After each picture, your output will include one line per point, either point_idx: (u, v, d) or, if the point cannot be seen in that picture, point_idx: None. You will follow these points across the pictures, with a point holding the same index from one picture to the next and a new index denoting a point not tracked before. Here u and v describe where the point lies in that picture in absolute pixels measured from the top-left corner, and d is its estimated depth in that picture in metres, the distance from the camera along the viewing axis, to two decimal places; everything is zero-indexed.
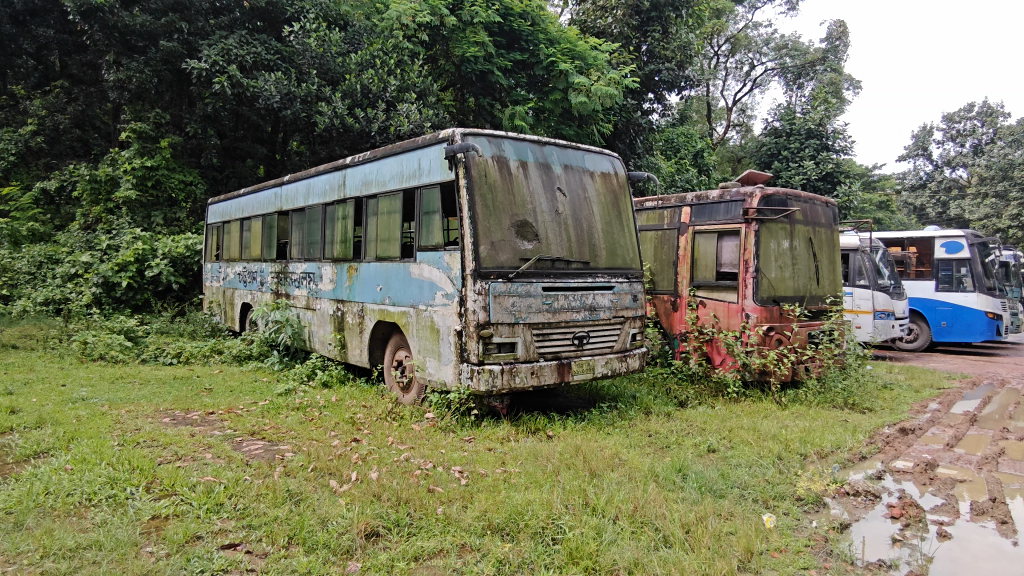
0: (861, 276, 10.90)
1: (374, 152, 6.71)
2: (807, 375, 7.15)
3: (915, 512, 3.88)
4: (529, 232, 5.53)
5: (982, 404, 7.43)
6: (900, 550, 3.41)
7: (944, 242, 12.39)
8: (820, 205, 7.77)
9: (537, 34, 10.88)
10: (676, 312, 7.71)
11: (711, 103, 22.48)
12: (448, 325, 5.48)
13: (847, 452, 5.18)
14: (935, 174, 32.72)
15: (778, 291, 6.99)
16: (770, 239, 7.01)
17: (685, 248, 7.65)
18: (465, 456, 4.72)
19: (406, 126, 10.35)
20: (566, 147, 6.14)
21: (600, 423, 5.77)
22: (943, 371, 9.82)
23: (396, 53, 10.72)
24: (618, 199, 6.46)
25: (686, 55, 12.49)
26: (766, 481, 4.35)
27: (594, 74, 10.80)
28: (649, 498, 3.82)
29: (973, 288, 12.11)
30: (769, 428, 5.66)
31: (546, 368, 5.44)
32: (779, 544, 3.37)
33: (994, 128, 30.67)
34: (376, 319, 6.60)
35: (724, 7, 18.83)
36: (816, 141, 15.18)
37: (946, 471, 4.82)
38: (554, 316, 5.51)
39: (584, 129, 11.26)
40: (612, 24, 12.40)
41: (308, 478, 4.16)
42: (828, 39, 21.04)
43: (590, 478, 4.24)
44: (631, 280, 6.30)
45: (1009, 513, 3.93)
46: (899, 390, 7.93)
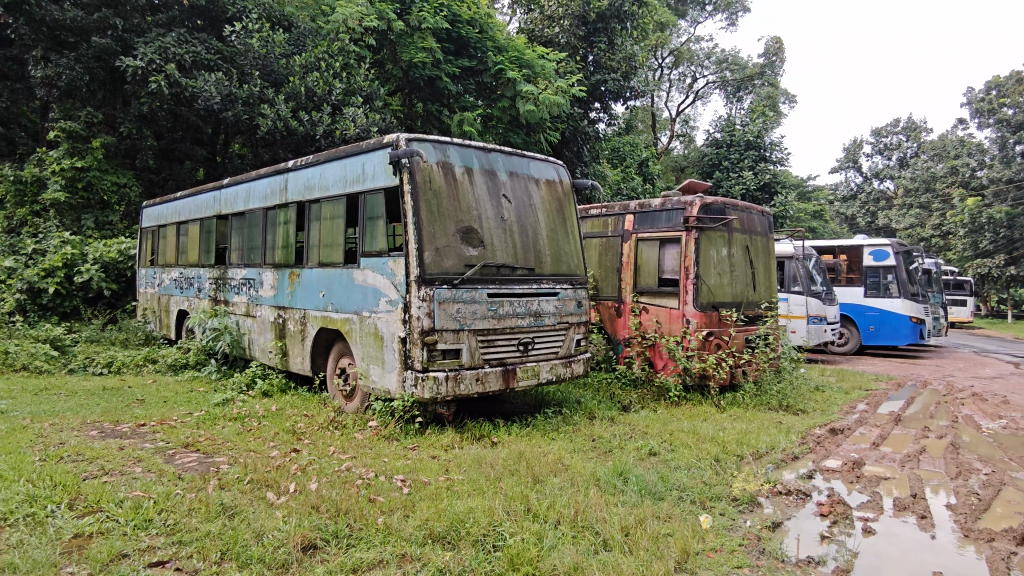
0: (796, 283, 11.29)
1: (316, 156, 6.59)
2: (744, 378, 7.38)
3: (842, 510, 4.04)
4: (474, 238, 5.52)
5: (905, 405, 7.83)
6: (828, 546, 3.54)
7: (872, 250, 12.97)
8: (757, 214, 8.04)
9: (485, 41, 10.93)
10: (620, 318, 7.81)
11: (656, 113, 23.00)
12: (391, 331, 5.40)
13: (781, 452, 5.37)
14: (865, 186, 34.52)
15: (717, 297, 7.19)
16: (710, 246, 7.20)
17: (628, 255, 7.77)
18: (408, 464, 4.67)
19: (352, 130, 10.16)
20: (511, 153, 6.16)
21: (545, 428, 5.81)
22: (870, 373, 10.30)
23: (342, 57, 10.59)
24: (564, 206, 6.54)
25: (630, 66, 12.78)
26: (703, 482, 4.46)
27: (542, 82, 10.90)
28: (590, 502, 3.85)
29: (898, 294, 12.74)
30: (708, 430, 5.82)
31: (492, 374, 5.44)
32: (714, 544, 3.45)
33: (918, 142, 32.56)
34: (318, 326, 6.46)
35: (668, 22, 19.31)
36: (755, 152, 15.74)
37: (872, 469, 5.04)
38: (498, 322, 5.52)
39: (532, 137, 11.32)
40: (559, 34, 12.47)
41: (244, 490, 4.03)
42: (766, 54, 21.87)
43: (533, 484, 4.25)
44: (576, 286, 6.37)
45: (928, 508, 4.15)
46: (830, 391, 8.28)
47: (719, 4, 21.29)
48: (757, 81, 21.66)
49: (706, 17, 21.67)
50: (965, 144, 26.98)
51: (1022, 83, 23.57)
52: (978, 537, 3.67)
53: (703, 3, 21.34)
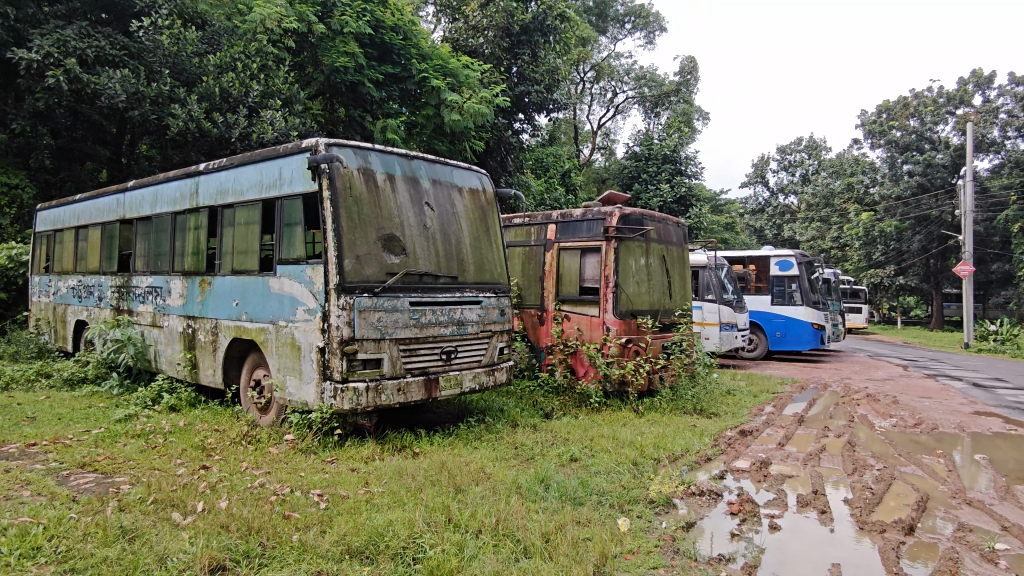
0: (709, 291, 11.78)
1: (230, 159, 6.34)
2: (661, 383, 7.62)
3: (750, 508, 4.23)
4: (396, 246, 5.45)
5: (808, 406, 8.30)
6: (738, 543, 3.70)
7: (778, 260, 13.75)
8: (672, 225, 8.35)
9: (409, 49, 10.80)
10: (542, 326, 7.88)
11: (578, 126, 23.49)
12: (309, 341, 5.24)
13: (695, 454, 5.57)
14: (771, 200, 36.64)
15: (635, 305, 7.42)
16: (629, 256, 7.43)
17: (551, 264, 7.87)
18: (326, 478, 4.52)
19: (270, 134, 9.82)
20: (434, 161, 6.12)
21: (468, 437, 5.78)
22: (777, 377, 10.88)
23: (259, 57, 10.21)
24: (487, 215, 6.56)
25: (553, 79, 13.00)
26: (622, 486, 4.56)
27: (466, 91, 10.91)
28: (511, 510, 3.86)
29: (801, 301, 13.53)
30: (626, 435, 5.96)
31: (414, 384, 5.36)
32: (632, 546, 3.54)
33: (818, 160, 34.87)
34: (231, 336, 6.19)
35: (589, 37, 19.79)
36: (671, 166, 16.35)
37: (779, 468, 5.31)
38: (421, 331, 5.46)
39: (456, 145, 11.30)
40: (484, 44, 12.48)
41: (146, 512, 3.79)
42: (681, 72, 22.79)
43: (454, 493, 4.22)
44: (499, 295, 6.40)
45: (827, 503, 4.41)
46: (740, 395, 8.68)
47: (637, 23, 22.04)
48: (673, 98, 22.57)
49: (625, 35, 22.40)
50: (859, 163, 29.07)
51: (909, 108, 25.57)
52: (872, 529, 3.92)
53: (623, 21, 22.04)
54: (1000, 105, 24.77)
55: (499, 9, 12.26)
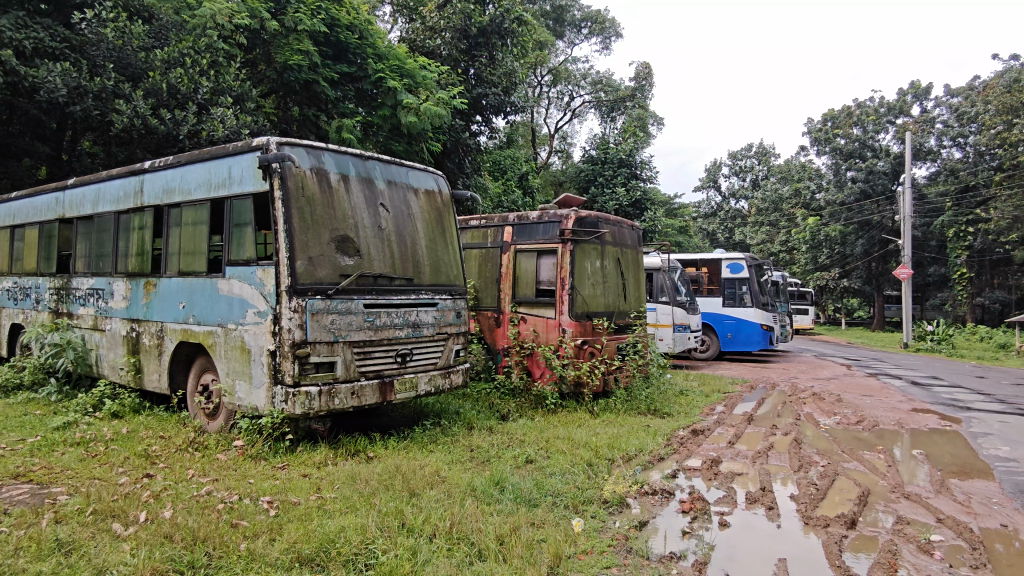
0: (663, 293, 11.98)
1: (177, 157, 6.14)
2: (616, 384, 7.71)
3: (701, 506, 4.31)
4: (350, 247, 5.37)
5: (757, 405, 8.52)
6: (688, 541, 3.76)
7: (729, 263, 14.08)
8: (626, 228, 8.46)
9: (364, 48, 10.69)
10: (499, 328, 7.86)
11: (536, 129, 23.61)
12: (260, 344, 5.11)
13: (648, 454, 5.65)
14: (723, 205, 37.59)
15: (590, 307, 7.49)
16: (584, 258, 7.50)
17: (507, 266, 7.86)
18: (276, 484, 4.42)
19: (221, 132, 9.51)
20: (389, 162, 6.05)
21: (423, 441, 5.73)
22: (728, 377, 11.14)
23: (209, 53, 9.85)
24: (443, 216, 6.53)
25: (510, 82, 13.04)
26: (576, 486, 4.59)
27: (423, 92, 10.85)
28: (466, 514, 3.84)
29: (751, 304, 13.89)
30: (581, 436, 6.00)
31: (368, 388, 5.29)
32: (586, 547, 3.56)
33: (767, 166, 35.90)
34: (178, 340, 5.99)
35: (546, 41, 19.92)
36: (627, 170, 16.58)
37: (728, 466, 5.43)
38: (375, 333, 5.38)
39: (414, 146, 11.20)
40: (441, 45, 12.40)
41: (84, 523, 3.63)
42: (636, 78, 23.15)
43: (408, 497, 4.18)
44: (455, 297, 6.38)
45: (774, 499, 4.53)
46: (692, 395, 8.85)
47: (594, 28, 22.30)
48: (629, 103, 22.91)
49: (582, 40, 22.63)
50: (806, 169, 30.03)
51: (852, 117, 26.54)
52: (816, 524, 4.04)
53: (579, 26, 22.27)
54: (936, 116, 25.96)
55: (457, 11, 12.22)
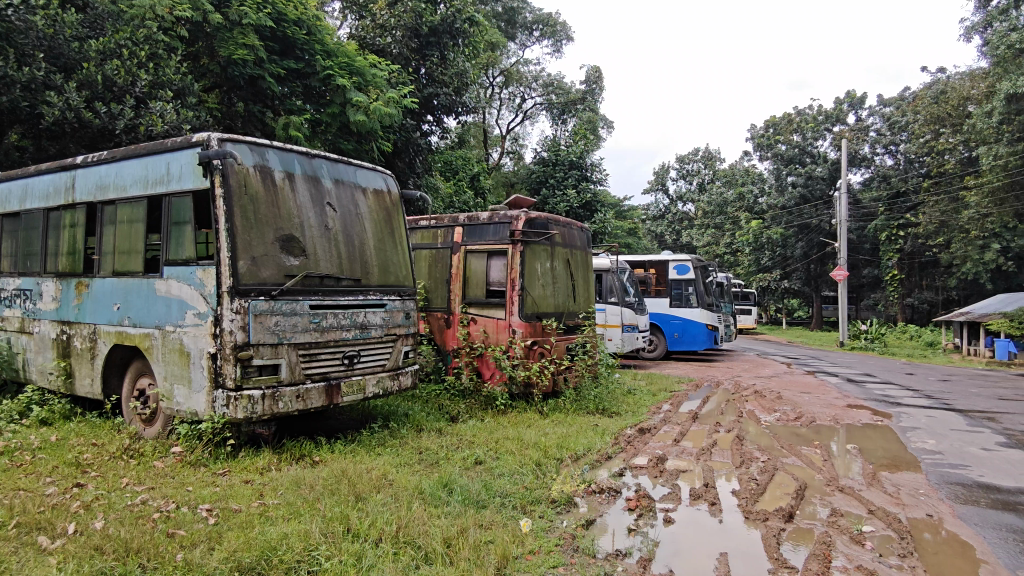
0: (612, 294, 12.16)
1: (111, 152, 5.88)
2: (566, 384, 7.77)
3: (646, 503, 4.38)
4: (295, 247, 5.25)
5: (702, 403, 8.72)
6: (634, 538, 3.82)
7: (675, 265, 14.39)
8: (576, 229, 8.54)
9: (312, 44, 10.38)
10: (449, 329, 7.81)
11: (487, 130, 23.60)
12: (200, 347, 4.94)
13: (596, 453, 5.72)
14: (671, 208, 38.47)
15: (540, 307, 7.53)
16: (534, 260, 7.54)
17: (457, 266, 7.81)
18: (216, 491, 4.27)
19: (160, 127, 8.95)
20: (336, 161, 5.94)
21: (371, 444, 5.64)
22: (675, 376, 11.38)
23: (148, 46, 9.17)
24: (392, 217, 6.45)
25: (462, 82, 13.00)
26: (525, 487, 4.60)
27: (373, 91, 10.68)
28: (413, 517, 3.80)
29: (696, 304, 14.23)
30: (531, 437, 6.02)
31: (314, 391, 5.16)
32: (533, 547, 3.56)
33: (713, 170, 36.89)
34: (112, 343, 5.73)
35: (498, 42, 19.91)
36: (577, 172, 16.74)
37: (674, 464, 5.53)
38: (321, 335, 5.27)
39: (363, 145, 11.00)
40: (392, 44, 12.18)
41: (7, 538, 3.42)
42: (587, 81, 23.39)
43: (355, 502, 4.10)
44: (404, 297, 6.31)
45: (717, 495, 4.64)
46: (640, 394, 8.99)
47: (545, 31, 22.46)
48: (579, 106, 23.14)
49: (533, 42, 22.76)
50: (749, 174, 30.97)
51: (792, 124, 27.46)
52: (756, 518, 4.16)
53: (531, 28, 22.40)
54: (870, 124, 27.14)
55: (407, 9, 12.07)
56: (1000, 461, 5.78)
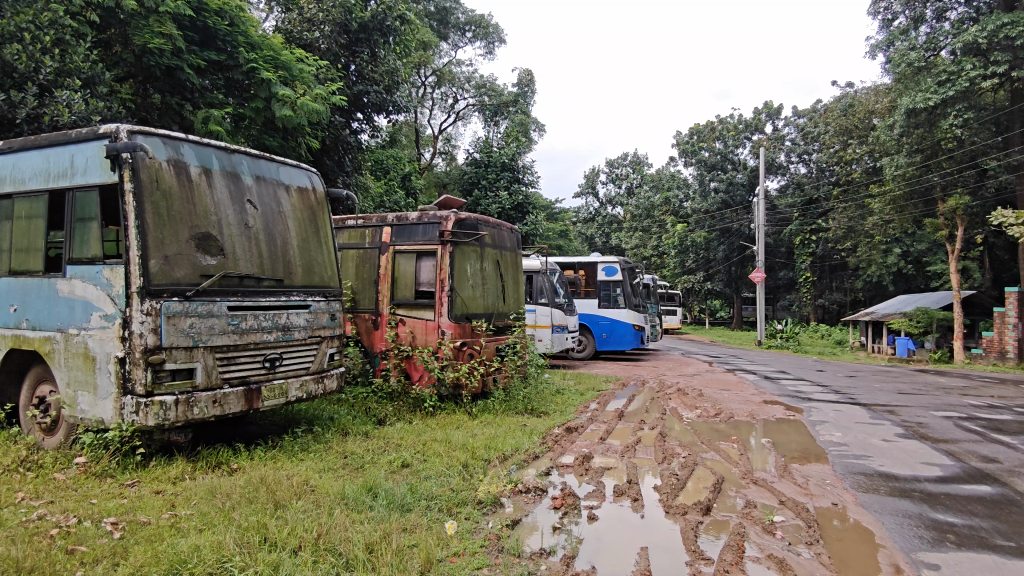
0: (542, 295, 12.27)
1: (8, 142, 5.46)
2: (495, 385, 7.78)
3: (571, 501, 4.44)
4: (212, 246, 5.02)
5: (628, 402, 8.92)
6: (559, 536, 3.85)
7: (604, 266, 14.70)
8: (506, 230, 8.57)
9: (235, 36, 9.29)
10: (376, 330, 7.65)
11: (419, 130, 23.36)
12: (107, 351, 4.64)
13: (524, 453, 5.74)
14: (601, 211, 39.37)
15: (470, 308, 7.50)
16: (464, 260, 7.51)
17: (385, 266, 7.67)
18: (123, 504, 4.02)
19: (69, 119, 7.67)
20: (258, 157, 5.72)
21: (293, 450, 5.45)
22: (603, 376, 11.59)
23: (53, 30, 7.81)
24: (317, 216, 6.29)
25: (392, 80, 12.84)
26: (451, 489, 4.56)
27: (300, 87, 9.85)
28: (334, 523, 3.70)
29: (624, 305, 14.57)
30: (460, 438, 5.98)
31: (232, 395, 4.93)
32: (457, 549, 3.53)
33: (641, 175, 37.96)
34: (8, 348, 5.32)
35: (430, 42, 19.69)
36: (509, 174, 16.81)
37: (600, 461, 5.63)
38: (240, 337, 5.04)
39: (289, 141, 10.22)
40: (320, 39, 11.82)
41: None
42: (519, 84, 23.54)
43: (273, 510, 3.96)
44: (329, 298, 6.15)
45: (639, 491, 4.75)
46: (568, 394, 9.09)
47: (477, 32, 22.49)
48: (511, 108, 23.30)
49: (465, 43, 22.72)
50: (675, 179, 31.95)
51: (715, 132, 28.50)
52: (676, 512, 4.28)
53: (463, 29, 22.37)
54: (786, 134, 28.50)
55: (336, 4, 11.76)
56: (898, 451, 6.19)
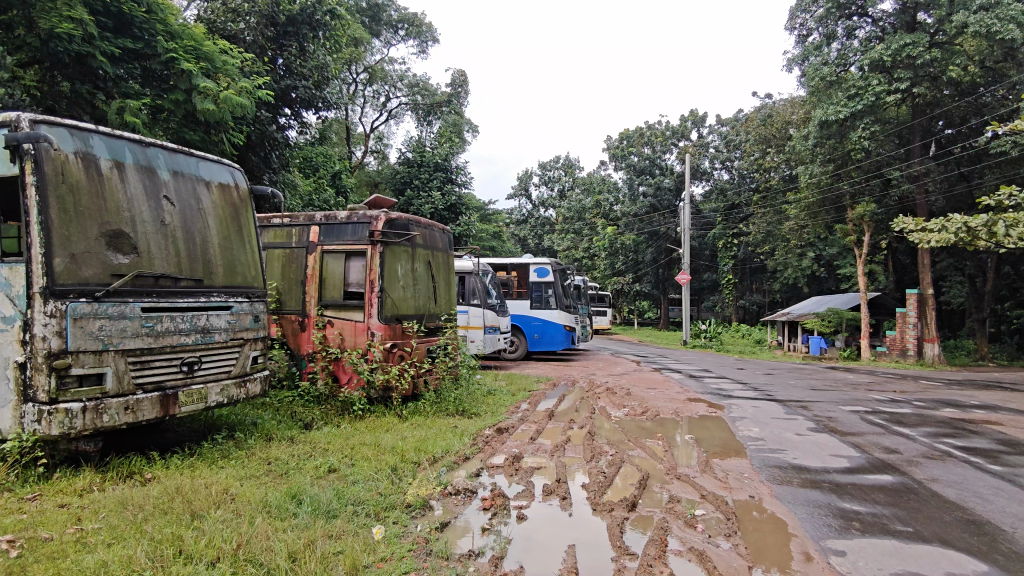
0: (474, 296, 12.27)
1: None
2: (425, 387, 7.73)
3: (500, 502, 4.45)
4: (125, 244, 4.76)
5: (558, 402, 9.03)
6: (487, 537, 3.86)
7: (536, 268, 14.91)
8: (437, 231, 8.52)
9: (154, 24, 8.57)
10: (303, 332, 7.43)
11: (350, 127, 22.91)
12: (5, 356, 4.29)
13: (454, 455, 5.72)
14: (533, 212, 39.80)
15: (400, 309, 7.41)
16: (394, 261, 7.41)
17: (313, 267, 7.46)
18: (22, 519, 3.74)
19: None
20: (176, 151, 5.45)
21: (212, 457, 5.23)
22: (534, 376, 11.71)
23: None
24: (240, 213, 6.07)
25: (321, 76, 12.55)
26: (378, 493, 4.49)
27: (223, 80, 9.31)
28: (254, 533, 3.57)
29: (555, 306, 14.76)
30: (388, 441, 5.90)
31: (146, 402, 4.67)
32: (384, 554, 3.48)
33: (573, 178, 38.62)
34: None
35: (362, 38, 19.31)
36: (442, 175, 16.72)
37: (529, 461, 5.68)
38: (155, 340, 4.79)
39: (212, 136, 9.66)
40: (245, 30, 11.35)
41: None
42: (452, 84, 23.50)
43: (190, 521, 3.78)
44: (252, 299, 5.96)
45: (567, 489, 4.82)
46: (499, 395, 9.12)
47: (410, 31, 22.31)
48: (445, 108, 23.24)
49: (398, 41, 22.49)
50: (606, 183, 32.62)
51: (644, 137, 29.23)
52: (603, 509, 4.36)
53: (396, 27, 22.12)
54: (709, 141, 29.58)
55: None
56: (810, 444, 6.53)
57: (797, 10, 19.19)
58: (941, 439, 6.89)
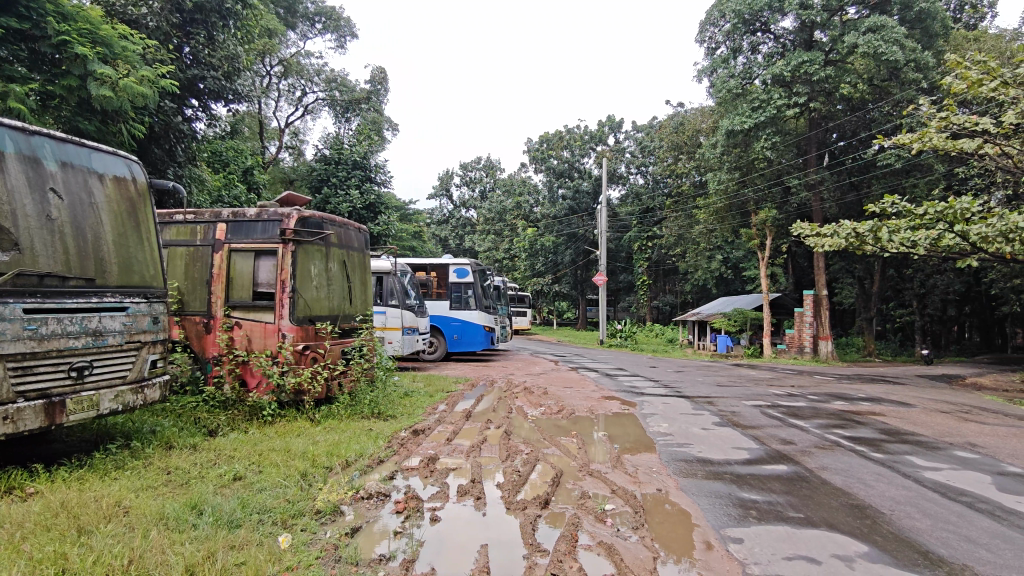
0: (392, 297, 12.08)
1: None
2: (339, 390, 7.54)
3: (413, 505, 4.41)
4: (4, 239, 4.36)
5: (475, 402, 9.04)
6: (400, 541, 3.80)
7: (456, 268, 14.90)
8: (353, 230, 8.34)
9: (43, 2, 7.85)
10: (208, 334, 7.06)
11: (264, 121, 22.06)
12: None
13: (368, 458, 5.61)
14: (454, 213, 39.65)
15: (312, 310, 7.20)
16: (307, 261, 7.19)
17: (219, 266, 7.10)
18: None
19: None
20: (64, 140, 5.04)
21: (104, 468, 4.89)
22: (453, 377, 11.65)
23: None
24: (137, 208, 5.71)
25: (232, 67, 12.02)
26: (286, 500, 4.34)
27: (122, 67, 8.67)
28: (150, 547, 3.36)
29: (475, 306, 14.75)
30: (300, 446, 5.72)
31: (30, 410, 4.28)
32: (290, 563, 3.36)
33: (494, 179, 38.81)
34: None
35: (276, 30, 18.61)
36: (361, 173, 16.38)
37: (445, 462, 5.64)
38: (39, 344, 4.42)
39: (108, 127, 8.99)
40: (147, 15, 10.51)
41: None
42: (372, 81, 23.12)
43: (77, 537, 3.52)
44: (150, 300, 5.63)
45: (481, 489, 4.83)
46: (416, 396, 9.03)
47: (328, 24, 21.75)
48: (363, 105, 22.80)
49: (315, 34, 21.87)
50: (526, 185, 32.95)
51: (563, 141, 29.66)
52: (516, 508, 4.40)
53: (312, 19, 21.50)
54: (625, 146, 30.43)
55: None
56: (715, 438, 6.84)
57: (707, 24, 20.01)
58: (832, 430, 7.39)
